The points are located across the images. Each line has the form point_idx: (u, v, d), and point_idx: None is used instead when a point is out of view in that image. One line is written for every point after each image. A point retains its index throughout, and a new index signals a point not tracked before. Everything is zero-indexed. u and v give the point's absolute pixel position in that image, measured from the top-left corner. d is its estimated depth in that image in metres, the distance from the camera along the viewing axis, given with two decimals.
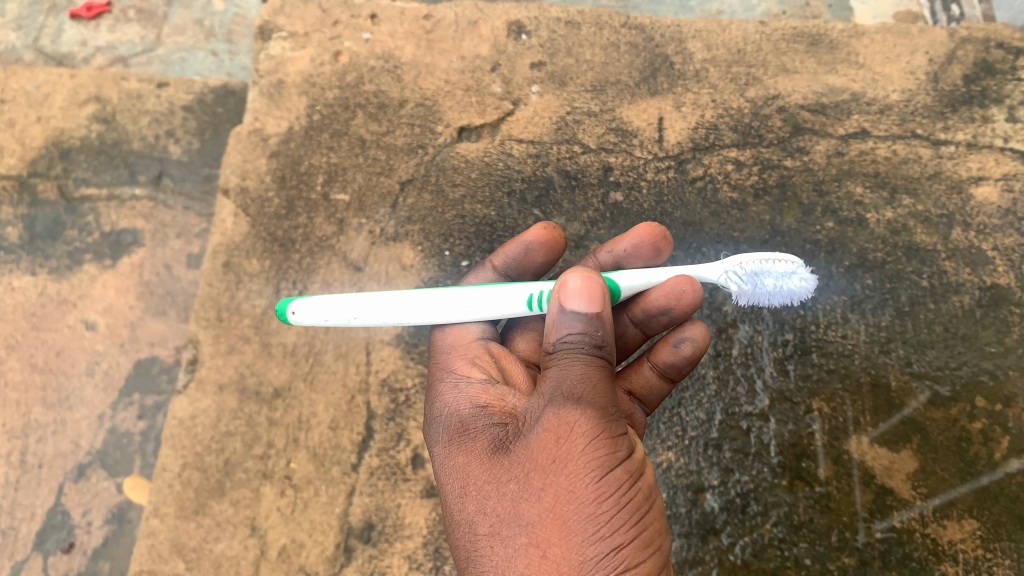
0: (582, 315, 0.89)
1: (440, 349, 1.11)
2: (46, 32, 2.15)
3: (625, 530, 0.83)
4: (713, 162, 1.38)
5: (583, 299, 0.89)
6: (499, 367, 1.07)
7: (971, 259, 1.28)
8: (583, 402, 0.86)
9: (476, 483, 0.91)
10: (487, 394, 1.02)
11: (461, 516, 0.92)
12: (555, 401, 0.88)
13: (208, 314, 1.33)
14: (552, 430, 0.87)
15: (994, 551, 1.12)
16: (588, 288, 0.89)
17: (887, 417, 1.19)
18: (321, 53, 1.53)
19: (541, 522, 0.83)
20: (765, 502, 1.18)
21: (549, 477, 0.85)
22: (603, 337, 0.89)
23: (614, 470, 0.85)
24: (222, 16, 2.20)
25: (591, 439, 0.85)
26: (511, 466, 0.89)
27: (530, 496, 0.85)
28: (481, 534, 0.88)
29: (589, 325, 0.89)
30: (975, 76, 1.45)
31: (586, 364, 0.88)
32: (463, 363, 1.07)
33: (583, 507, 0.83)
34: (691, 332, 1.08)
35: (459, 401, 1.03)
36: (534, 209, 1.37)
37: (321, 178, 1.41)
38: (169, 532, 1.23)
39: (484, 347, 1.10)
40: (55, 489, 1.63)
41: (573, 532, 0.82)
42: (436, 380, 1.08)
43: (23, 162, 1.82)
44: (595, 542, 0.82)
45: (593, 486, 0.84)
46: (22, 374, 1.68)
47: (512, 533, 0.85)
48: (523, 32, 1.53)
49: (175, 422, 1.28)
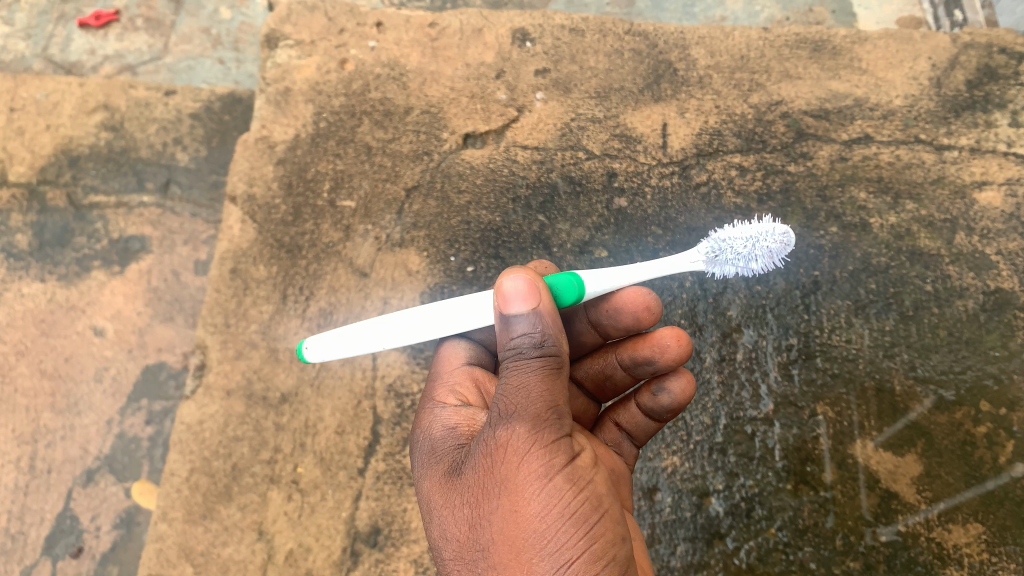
0: (524, 315, 0.85)
1: (428, 379, 1.09)
2: (55, 41, 2.17)
3: (574, 543, 0.81)
4: (717, 168, 1.39)
5: (523, 300, 0.85)
6: (479, 393, 1.05)
7: (975, 264, 1.28)
8: (519, 417, 0.84)
9: (436, 509, 0.91)
10: (455, 417, 0.99)
11: (430, 541, 0.91)
12: (495, 419, 0.87)
13: (216, 320, 1.34)
14: (497, 450, 0.85)
15: (1000, 555, 1.12)
16: (528, 288, 0.86)
17: (892, 421, 1.19)
18: (327, 61, 1.54)
19: (491, 544, 0.82)
20: (770, 506, 1.18)
21: (497, 497, 0.84)
22: (545, 335, 0.86)
23: (556, 482, 0.83)
24: (228, 24, 2.22)
25: (531, 453, 0.83)
26: (463, 490, 0.88)
27: (482, 519, 0.84)
28: (447, 558, 0.88)
29: (532, 324, 0.85)
30: (978, 82, 1.46)
31: (525, 372, 0.85)
32: (442, 390, 1.05)
33: (529, 525, 0.81)
34: (672, 384, 1.07)
35: (427, 428, 1.01)
36: (538, 215, 1.37)
37: (328, 185, 1.42)
38: (178, 537, 1.24)
39: (470, 373, 1.07)
40: (64, 495, 1.64)
41: (523, 551, 0.81)
42: (421, 402, 1.07)
43: (33, 171, 1.84)
44: (545, 558, 0.80)
45: (538, 500, 0.82)
46: (31, 380, 1.69)
47: (471, 557, 0.84)
48: (527, 39, 1.55)
49: (183, 427, 1.29)
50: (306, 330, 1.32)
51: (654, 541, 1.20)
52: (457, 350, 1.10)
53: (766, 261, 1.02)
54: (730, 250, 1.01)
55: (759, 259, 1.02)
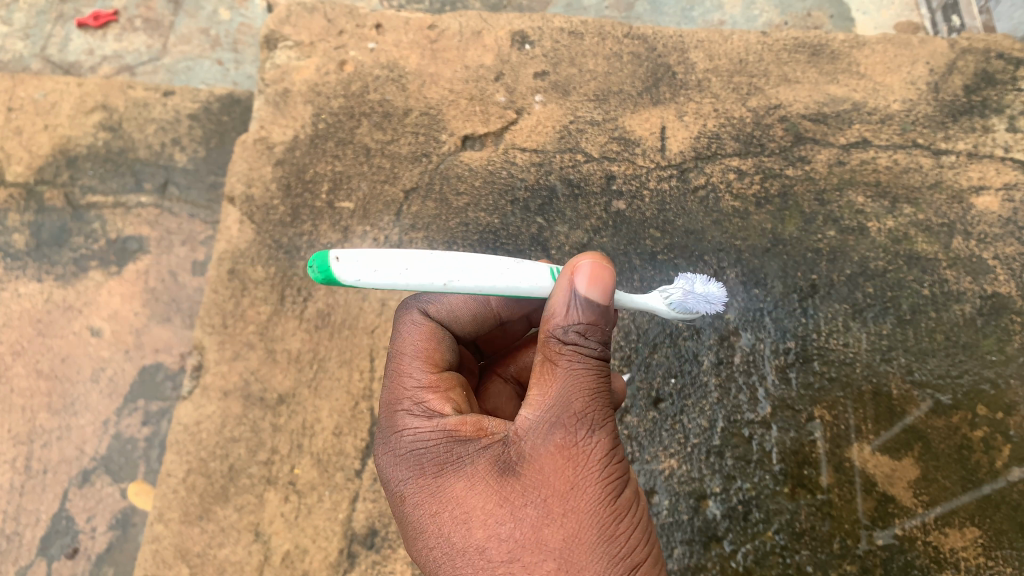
0: (596, 311, 0.86)
1: (400, 378, 1.01)
2: (53, 41, 2.17)
3: (636, 539, 0.86)
4: (715, 172, 1.39)
5: (598, 293, 0.86)
6: (465, 399, 1.02)
7: (972, 268, 1.29)
8: (594, 415, 0.86)
9: (484, 511, 0.86)
10: (467, 422, 0.94)
11: (471, 545, 0.85)
12: (566, 418, 0.85)
13: (213, 320, 1.34)
14: (565, 450, 0.85)
15: (996, 559, 1.12)
16: (604, 280, 0.86)
17: (889, 425, 1.19)
18: (326, 63, 1.54)
19: (564, 544, 0.82)
20: (767, 510, 1.18)
21: (567, 498, 0.84)
22: (608, 337, 0.88)
23: (619, 484, 0.87)
24: (227, 25, 2.22)
25: (604, 453, 0.86)
26: (523, 490, 0.85)
27: (550, 519, 0.83)
28: (500, 561, 0.83)
29: (601, 322, 0.87)
30: (975, 87, 1.46)
31: (596, 370, 0.87)
32: (430, 396, 0.98)
33: (600, 523, 0.84)
34: (611, 386, 1.11)
35: (439, 432, 0.94)
36: (537, 217, 1.38)
37: (326, 187, 1.42)
38: (174, 538, 1.23)
39: (450, 377, 1.03)
40: (60, 495, 1.64)
41: (595, 549, 0.83)
42: (403, 409, 0.98)
43: (30, 170, 1.84)
44: (615, 555, 0.84)
45: (608, 501, 0.85)
46: (27, 380, 1.68)
47: (536, 558, 0.82)
48: (527, 42, 1.55)
49: (180, 428, 1.29)
50: (304, 331, 1.31)
51: None
52: (439, 346, 1.04)
53: (716, 305, 1.05)
54: (694, 289, 1.03)
55: (711, 302, 1.04)
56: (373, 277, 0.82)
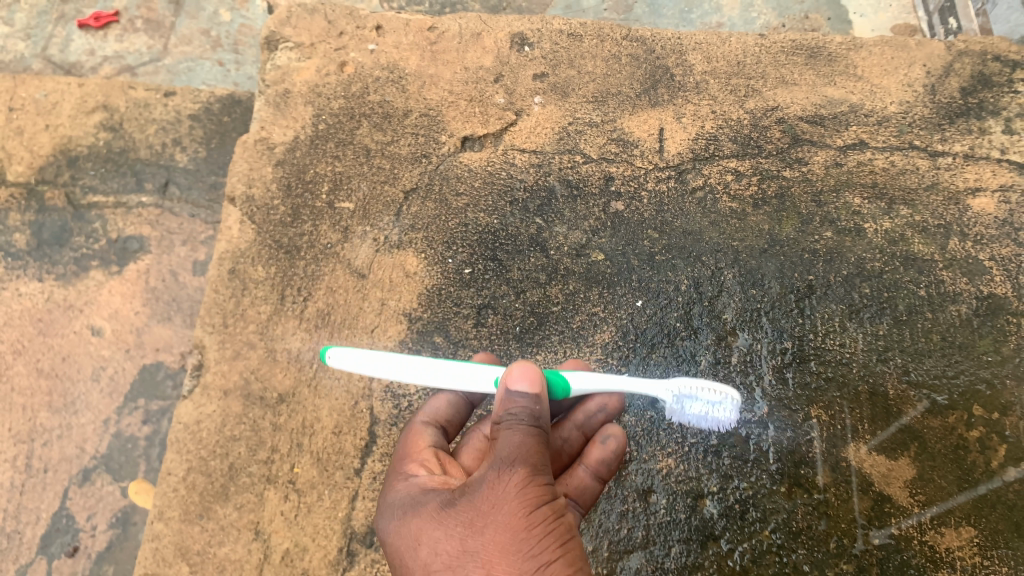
0: (525, 392, 0.93)
1: (398, 459, 1.10)
2: (54, 42, 2.18)
3: (554, 549, 0.82)
4: (712, 173, 1.40)
5: (525, 381, 0.94)
6: (447, 470, 1.07)
7: (968, 269, 1.30)
8: (517, 458, 0.88)
9: (424, 533, 0.89)
10: (436, 483, 1.00)
11: (413, 565, 0.88)
12: (494, 461, 0.89)
13: (214, 320, 1.33)
14: (490, 482, 0.87)
15: (992, 558, 1.13)
16: (529, 371, 0.95)
17: (885, 425, 1.21)
18: (326, 64, 1.55)
19: (485, 552, 0.82)
20: (764, 509, 1.18)
21: (489, 514, 0.85)
22: (540, 411, 0.94)
23: (543, 505, 0.85)
24: (228, 26, 2.24)
25: (526, 485, 0.86)
26: (455, 513, 0.88)
27: (473, 532, 0.84)
28: (433, 573, 0.85)
29: (531, 399, 0.93)
30: (972, 89, 1.47)
31: (524, 429, 0.91)
32: (413, 466, 1.06)
33: (516, 531, 0.82)
34: (612, 429, 1.13)
35: (410, 490, 1.00)
36: (536, 218, 1.38)
37: (326, 187, 1.43)
38: (174, 536, 1.21)
39: (437, 452, 1.09)
40: (60, 493, 1.64)
41: (510, 554, 0.81)
42: (390, 481, 1.06)
43: (31, 170, 1.84)
44: (529, 560, 0.80)
45: (527, 516, 0.83)
46: (28, 379, 1.69)
47: (459, 566, 0.83)
48: (526, 44, 1.56)
49: (179, 427, 1.27)
50: (304, 330, 1.32)
51: (649, 543, 1.18)
52: (423, 436, 1.11)
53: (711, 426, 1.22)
54: (691, 409, 1.20)
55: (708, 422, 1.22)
56: (362, 368, 1.05)
